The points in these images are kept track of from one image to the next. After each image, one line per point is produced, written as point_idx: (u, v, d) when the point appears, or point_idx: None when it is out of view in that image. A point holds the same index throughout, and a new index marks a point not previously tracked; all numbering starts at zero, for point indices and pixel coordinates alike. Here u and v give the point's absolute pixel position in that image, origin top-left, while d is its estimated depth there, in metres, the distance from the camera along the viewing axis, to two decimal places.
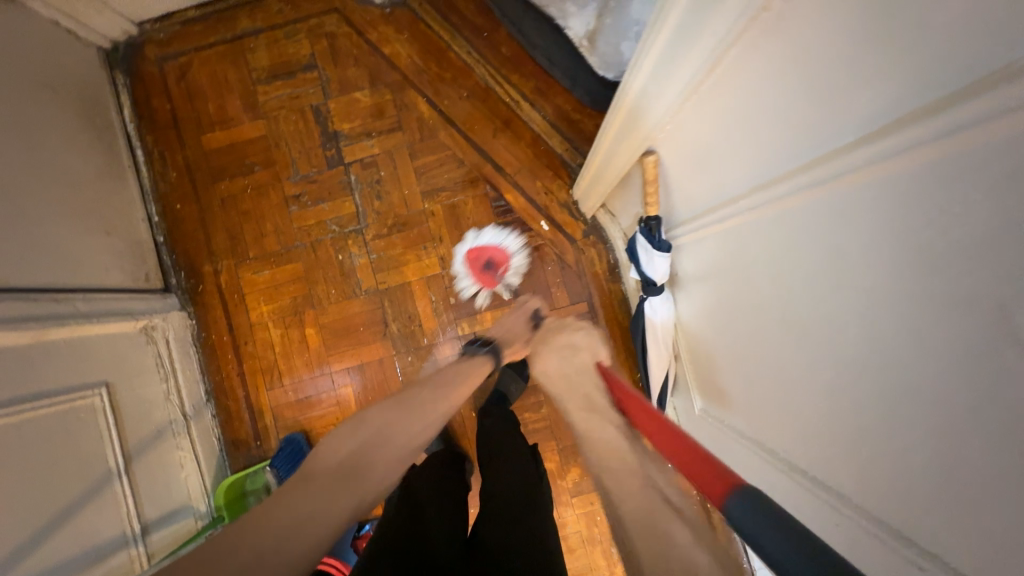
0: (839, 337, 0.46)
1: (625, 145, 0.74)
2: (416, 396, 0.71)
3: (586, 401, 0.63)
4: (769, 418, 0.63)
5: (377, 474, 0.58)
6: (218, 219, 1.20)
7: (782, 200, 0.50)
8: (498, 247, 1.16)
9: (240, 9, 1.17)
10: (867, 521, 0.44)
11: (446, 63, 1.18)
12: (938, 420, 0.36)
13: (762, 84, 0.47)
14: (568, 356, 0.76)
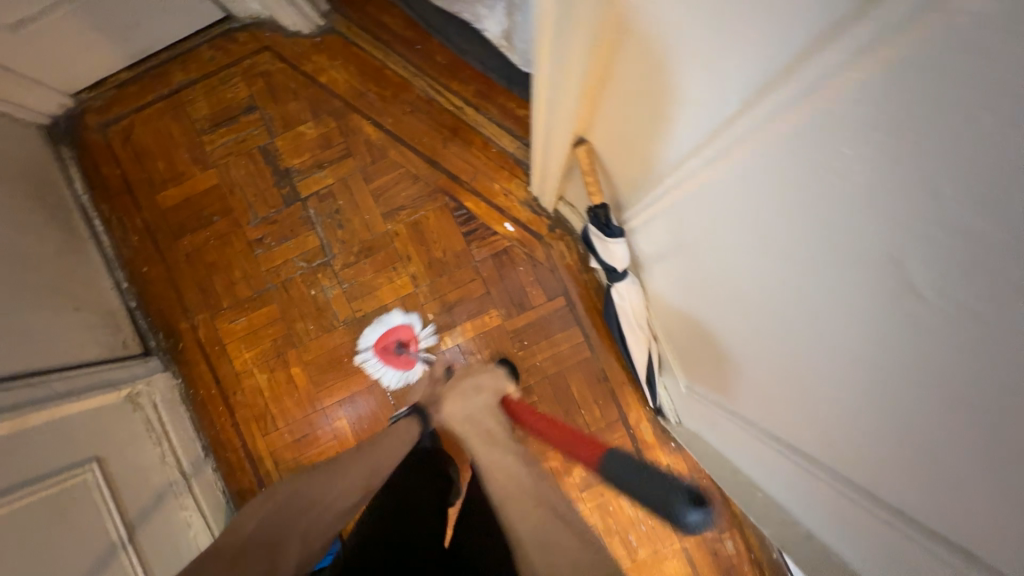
0: (788, 316, 0.41)
1: (551, 139, 0.68)
2: (343, 460, 0.68)
3: (484, 436, 0.62)
4: (747, 394, 0.58)
5: (288, 545, 0.53)
6: (186, 273, 1.16)
7: (707, 169, 0.43)
8: (402, 327, 1.10)
9: (170, 63, 1.16)
10: (878, 508, 0.39)
11: (384, 81, 1.14)
12: (931, 407, 0.29)
13: (665, 50, 0.40)
14: (469, 395, 0.72)
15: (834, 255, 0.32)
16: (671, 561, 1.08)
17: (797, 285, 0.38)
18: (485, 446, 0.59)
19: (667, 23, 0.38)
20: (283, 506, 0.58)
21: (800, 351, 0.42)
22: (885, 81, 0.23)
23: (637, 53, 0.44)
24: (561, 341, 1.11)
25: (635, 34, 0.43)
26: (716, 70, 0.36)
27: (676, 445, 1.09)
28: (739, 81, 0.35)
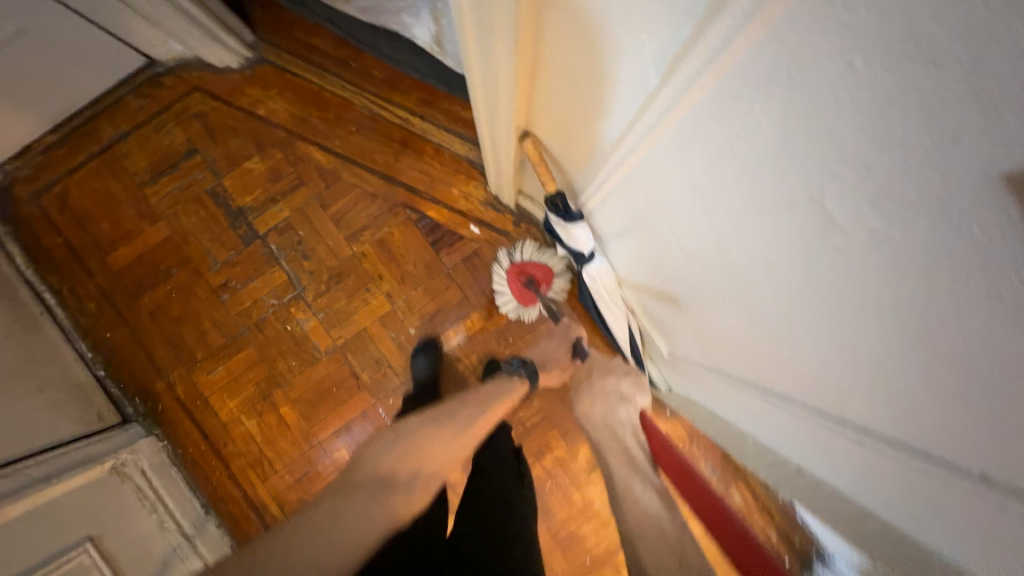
0: (743, 267, 0.43)
1: (497, 135, 0.69)
2: (452, 409, 0.78)
3: (626, 455, 0.75)
4: (720, 348, 0.61)
5: (414, 483, 0.64)
6: (152, 332, 1.12)
7: (645, 140, 0.45)
8: (543, 266, 1.04)
9: (97, 119, 1.12)
10: (853, 429, 0.41)
11: (324, 104, 1.12)
12: (878, 324, 0.31)
13: (586, 34, 0.42)
14: (614, 409, 0.85)
15: (770, 200, 0.34)
16: None
17: (745, 236, 0.40)
18: (627, 465, 0.72)
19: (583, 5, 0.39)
20: (407, 450, 0.67)
21: (757, 299, 0.44)
22: (781, 28, 0.26)
23: (560, 39, 0.46)
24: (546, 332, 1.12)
25: (555, 20, 0.44)
26: (633, 42, 0.38)
27: (671, 412, 1.13)
28: (655, 54, 0.36)
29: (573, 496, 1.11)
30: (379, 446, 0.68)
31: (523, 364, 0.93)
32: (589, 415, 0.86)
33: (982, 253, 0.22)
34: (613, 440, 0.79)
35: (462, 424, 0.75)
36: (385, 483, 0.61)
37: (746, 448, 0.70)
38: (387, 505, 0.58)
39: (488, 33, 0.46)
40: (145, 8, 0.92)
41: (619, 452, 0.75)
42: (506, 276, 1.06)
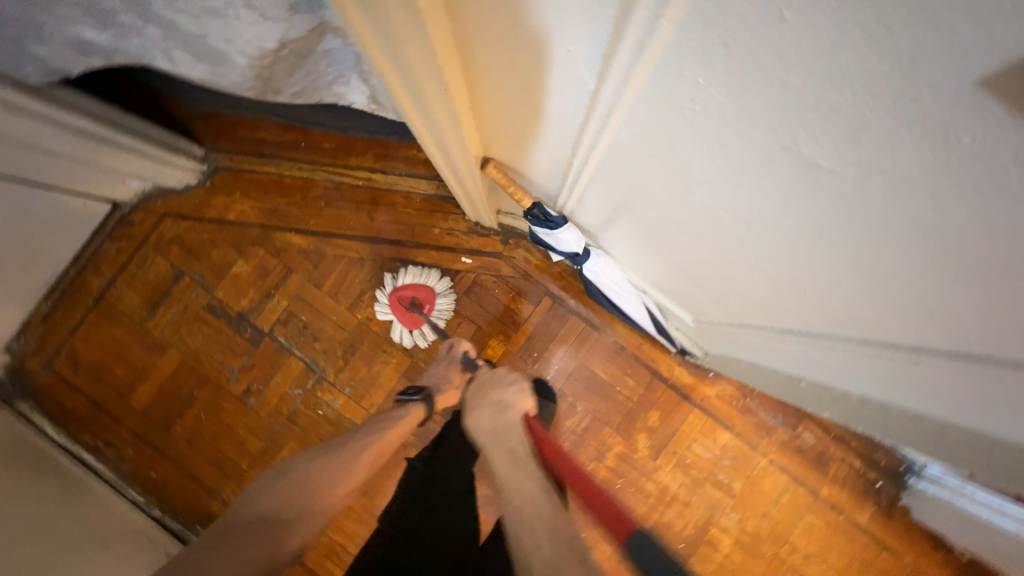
0: (741, 227, 0.42)
1: (459, 169, 0.69)
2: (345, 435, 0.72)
3: (507, 452, 0.56)
4: (744, 305, 0.59)
5: (295, 526, 0.58)
6: (194, 458, 1.12)
7: (603, 134, 0.45)
8: (421, 287, 1.09)
9: (82, 273, 1.14)
10: (905, 351, 0.40)
11: (288, 189, 1.14)
12: (897, 249, 0.30)
13: (512, 58, 0.42)
14: (498, 410, 0.65)
15: (747, 161, 0.34)
16: (764, 477, 1.10)
17: (732, 198, 0.39)
18: (522, 471, 0.52)
19: (498, 32, 0.39)
20: (291, 490, 0.61)
21: (765, 252, 0.43)
22: (699, 1, 0.25)
23: (489, 67, 0.46)
24: (567, 336, 1.11)
25: (477, 51, 0.44)
26: (560, 51, 0.37)
27: (714, 374, 1.11)
28: (583, 57, 0.36)
29: (646, 486, 1.10)
30: (262, 483, 0.61)
31: (417, 391, 0.84)
32: (472, 420, 0.65)
33: (982, 160, 0.21)
34: (493, 444, 0.58)
35: (354, 457, 0.69)
36: (257, 531, 0.55)
37: (802, 392, 0.68)
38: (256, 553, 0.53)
39: (419, 83, 0.46)
40: (93, 157, 0.94)
41: (508, 461, 0.54)
42: (388, 305, 1.08)
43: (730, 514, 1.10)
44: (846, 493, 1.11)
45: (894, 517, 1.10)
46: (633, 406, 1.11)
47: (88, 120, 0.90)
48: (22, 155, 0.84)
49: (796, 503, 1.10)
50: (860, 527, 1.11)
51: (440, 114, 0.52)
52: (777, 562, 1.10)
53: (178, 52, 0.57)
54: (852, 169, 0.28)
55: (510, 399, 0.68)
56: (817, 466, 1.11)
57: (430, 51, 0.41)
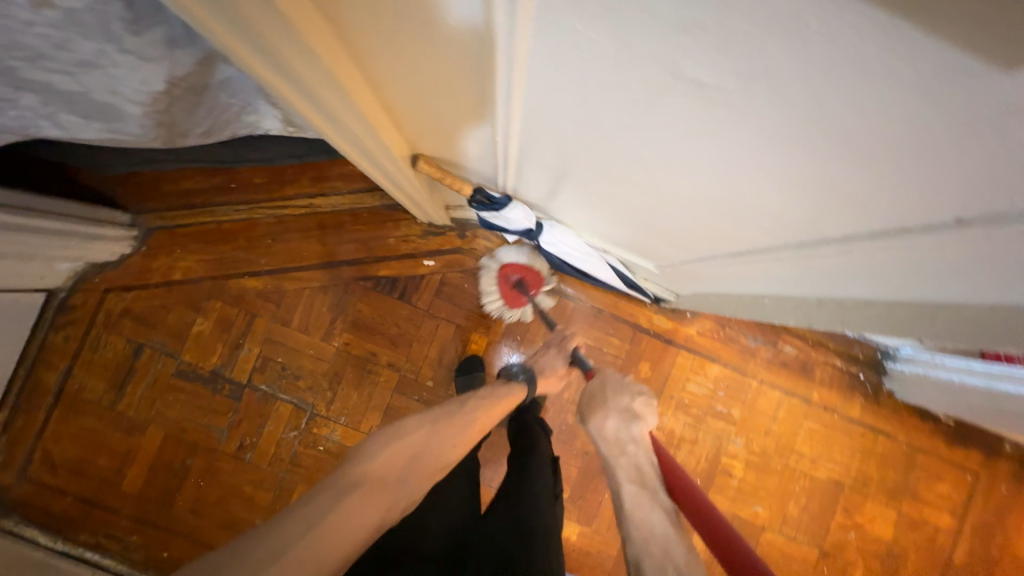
0: (665, 159, 0.43)
1: (391, 172, 0.68)
2: (442, 410, 0.66)
3: (634, 471, 0.64)
4: (692, 238, 0.61)
5: (399, 491, 0.53)
6: (205, 527, 1.08)
7: (514, 101, 0.45)
8: (534, 270, 1.05)
9: (32, 370, 1.06)
10: (833, 242, 0.42)
11: (230, 235, 1.10)
12: (794, 143, 0.32)
13: (400, 45, 0.42)
14: (627, 420, 0.71)
15: (644, 94, 0.35)
16: (759, 398, 1.15)
17: (647, 131, 0.40)
18: (638, 488, 0.62)
19: (377, 22, 0.39)
20: (397, 457, 0.55)
21: (693, 178, 0.44)
22: None
23: (377, 55, 0.45)
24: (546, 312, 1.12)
25: (359, 41, 0.43)
26: (432, 25, 0.37)
27: (691, 314, 1.15)
28: (464, 26, 0.36)
29: (653, 435, 1.13)
30: (373, 442, 0.56)
31: (523, 369, 0.85)
32: (599, 425, 0.71)
33: (834, 37, 0.22)
34: (623, 460, 0.66)
35: (461, 428, 0.65)
36: (380, 484, 0.51)
37: (766, 309, 0.71)
38: (359, 523, 0.47)
39: (309, 86, 0.45)
40: (42, 250, 0.94)
41: (638, 491, 0.61)
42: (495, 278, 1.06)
43: (736, 440, 1.15)
44: (834, 392, 1.17)
45: (881, 403, 1.18)
46: (623, 363, 1.13)
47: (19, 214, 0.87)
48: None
49: (793, 413, 1.16)
50: (854, 420, 1.17)
51: (345, 115, 0.52)
52: (789, 472, 1.16)
53: (64, 115, 0.53)
54: (735, 79, 0.29)
55: (638, 408, 0.73)
56: (803, 374, 1.17)
57: (305, 50, 0.40)
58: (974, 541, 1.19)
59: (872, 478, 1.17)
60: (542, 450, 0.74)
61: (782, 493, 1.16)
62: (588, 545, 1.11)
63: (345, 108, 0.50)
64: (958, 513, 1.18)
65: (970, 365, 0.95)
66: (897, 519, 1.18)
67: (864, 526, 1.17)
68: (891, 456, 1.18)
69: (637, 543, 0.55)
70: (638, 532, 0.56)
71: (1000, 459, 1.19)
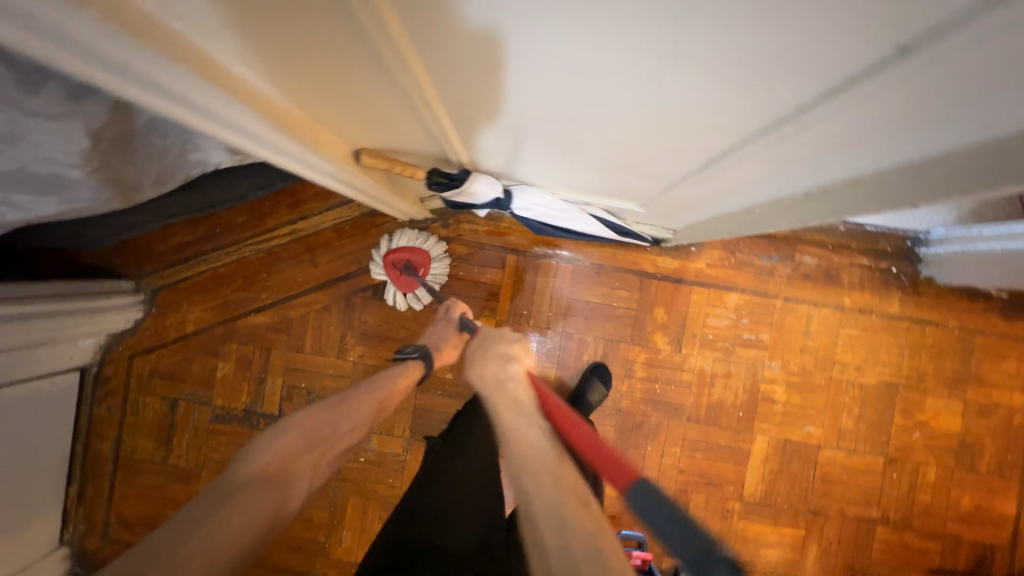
0: (592, 76, 0.39)
1: (339, 175, 0.67)
2: (336, 399, 0.70)
3: (511, 402, 0.55)
4: (653, 158, 0.57)
5: (296, 482, 0.56)
6: (275, 554, 1.13)
7: (413, 70, 0.42)
8: (417, 250, 1.05)
9: (89, 444, 1.13)
10: (783, 118, 0.38)
11: (227, 278, 1.13)
12: (696, 20, 0.29)
13: (281, 52, 0.40)
14: (504, 361, 0.61)
15: (529, 18, 0.32)
16: (787, 316, 1.10)
17: (561, 48, 0.36)
18: (518, 417, 0.53)
19: (247, 38, 0.37)
20: (289, 449, 0.58)
21: (630, 88, 0.40)
22: None
23: (269, 64, 0.42)
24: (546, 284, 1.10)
25: (245, 56, 0.40)
26: (301, 14, 0.34)
27: (696, 247, 1.10)
28: (329, 15, 0.34)
29: (683, 377, 1.10)
30: (258, 444, 0.57)
31: (416, 348, 0.87)
32: (479, 371, 0.61)
33: None
34: (501, 396, 0.56)
35: (356, 409, 0.70)
36: (274, 476, 0.54)
37: (757, 220, 0.66)
38: (256, 514, 0.49)
39: (214, 117, 0.43)
40: (71, 331, 1.00)
41: (513, 415, 0.53)
42: (382, 267, 1.05)
43: (772, 364, 1.10)
44: (867, 292, 1.10)
45: (922, 291, 1.10)
46: (636, 313, 1.10)
47: (49, 300, 0.92)
48: (27, 352, 0.93)
49: (826, 324, 1.10)
50: (895, 316, 1.10)
51: (266, 134, 0.50)
52: (835, 384, 1.10)
53: (17, 195, 0.54)
54: None
55: (514, 352, 0.64)
56: (829, 281, 1.10)
57: (194, 85, 0.38)
58: None
59: (927, 372, 1.10)
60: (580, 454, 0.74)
61: (833, 407, 1.10)
62: None
63: (262, 126, 0.48)
64: None
65: (1010, 230, 0.87)
66: (964, 409, 1.10)
67: (928, 423, 1.10)
68: (945, 345, 1.10)
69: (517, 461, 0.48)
70: (518, 454, 0.48)
71: None
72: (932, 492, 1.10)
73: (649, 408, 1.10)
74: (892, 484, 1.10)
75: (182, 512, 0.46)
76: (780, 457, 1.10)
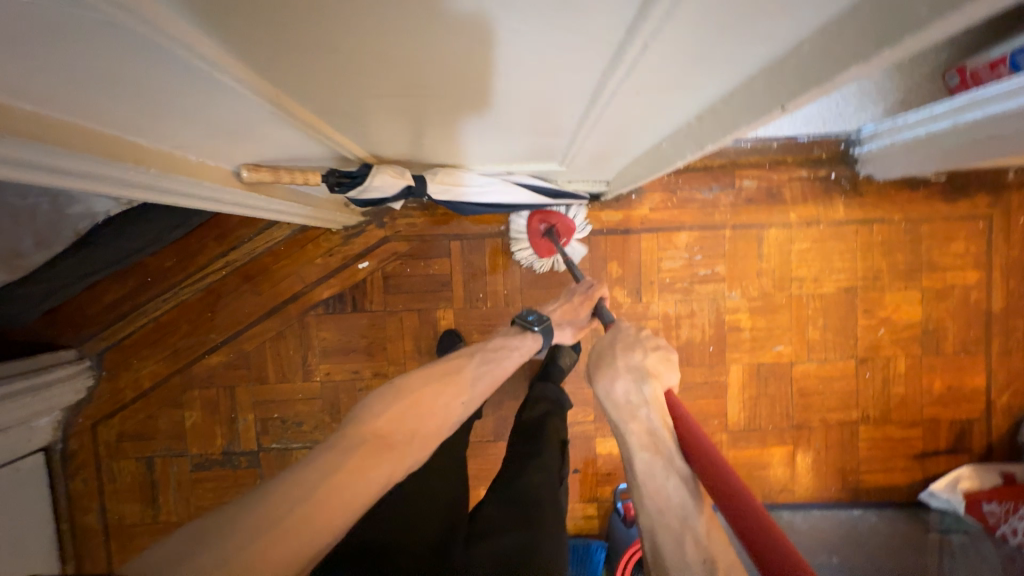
0: (427, 20, 0.35)
1: (222, 196, 0.60)
2: (454, 365, 0.66)
3: (648, 437, 0.48)
4: (538, 111, 0.55)
5: (406, 452, 0.53)
6: None
7: (243, 70, 0.39)
8: (566, 219, 1.00)
9: (73, 521, 1.10)
10: (625, 39, 0.36)
11: (172, 325, 1.09)
12: None
13: (97, 91, 0.36)
14: (639, 380, 0.54)
15: None
16: (739, 244, 1.10)
17: (372, 8, 0.33)
18: (654, 454, 0.47)
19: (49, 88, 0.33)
20: (399, 415, 0.55)
21: (486, 22, 0.35)
22: None
23: (58, 89, 0.34)
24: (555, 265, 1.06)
25: (42, 101, 0.34)
26: (58, 36, 0.28)
27: (636, 195, 1.08)
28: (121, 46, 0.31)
29: (649, 325, 1.10)
30: (373, 403, 0.56)
31: (540, 320, 0.80)
32: (606, 386, 0.56)
33: None
34: (634, 423, 0.50)
35: (470, 383, 0.65)
36: (384, 444, 0.51)
37: (665, 155, 0.64)
38: (365, 484, 0.46)
39: (54, 175, 0.39)
40: (18, 414, 0.93)
41: (650, 457, 0.47)
42: (525, 225, 1.00)
43: (732, 294, 1.11)
44: (811, 204, 1.10)
45: (863, 192, 1.10)
46: (591, 272, 1.09)
47: None
48: None
49: (777, 243, 1.10)
50: (842, 222, 1.10)
51: (99, 169, 0.42)
52: (796, 300, 1.11)
53: None
54: None
55: (650, 365, 0.57)
56: (773, 201, 1.09)
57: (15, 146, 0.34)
58: (1012, 284, 1.12)
59: (882, 270, 1.12)
60: (548, 436, 0.80)
61: (798, 322, 1.12)
62: None
63: (89, 162, 0.40)
64: (983, 264, 1.12)
65: (934, 113, 0.87)
66: (922, 297, 1.13)
67: (891, 318, 1.13)
68: (894, 240, 1.11)
69: (652, 514, 0.44)
70: (652, 505, 0.44)
71: (1010, 193, 1.10)
72: (905, 383, 1.14)
73: None
74: (867, 384, 1.13)
75: (295, 467, 0.45)
76: (756, 381, 1.12)
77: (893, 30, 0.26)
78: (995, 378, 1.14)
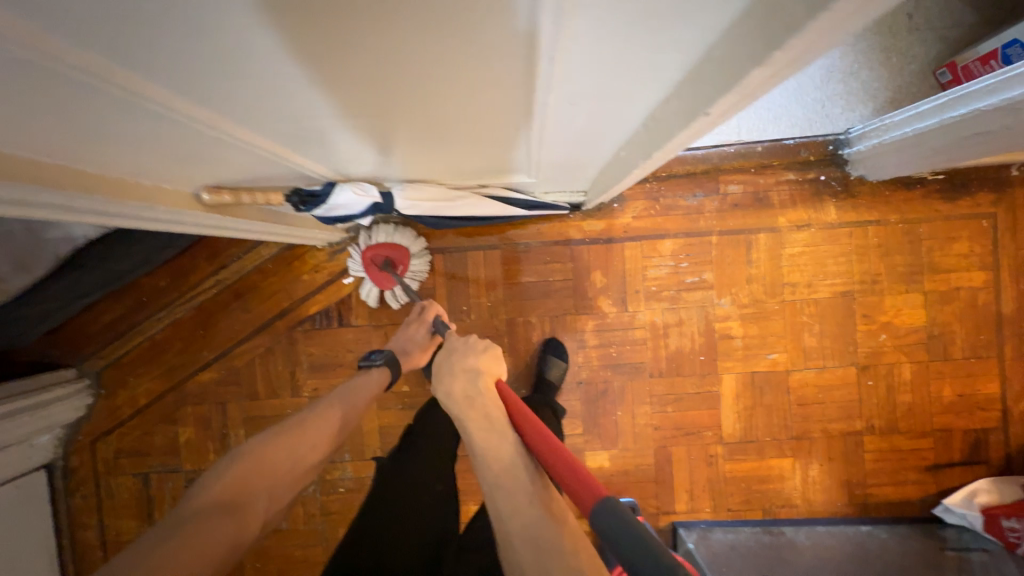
0: (352, 51, 0.36)
1: (183, 219, 0.62)
2: (297, 416, 0.67)
3: (481, 420, 0.50)
4: (492, 128, 0.56)
5: (253, 507, 0.54)
6: None
7: (193, 110, 0.41)
8: (396, 247, 1.02)
9: (73, 536, 1.13)
10: (544, 56, 0.37)
11: (166, 343, 1.12)
12: None
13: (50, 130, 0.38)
14: (470, 370, 0.56)
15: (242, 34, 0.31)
16: (727, 250, 1.07)
17: (300, 50, 0.35)
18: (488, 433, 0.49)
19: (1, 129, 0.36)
20: (244, 472, 0.56)
21: (412, 43, 0.36)
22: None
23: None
24: (421, 278, 1.07)
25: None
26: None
27: (618, 203, 1.07)
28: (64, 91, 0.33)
29: (635, 334, 1.08)
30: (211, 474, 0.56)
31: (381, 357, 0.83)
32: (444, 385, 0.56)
33: None
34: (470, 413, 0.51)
35: (318, 424, 0.67)
36: (223, 507, 0.51)
37: (625, 163, 0.65)
38: (206, 547, 0.47)
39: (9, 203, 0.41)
40: (18, 432, 0.96)
41: (489, 433, 0.49)
42: (360, 262, 1.01)
43: (721, 301, 1.08)
44: (801, 207, 1.07)
45: (856, 193, 1.06)
46: (574, 282, 1.08)
47: None
48: None
49: (767, 248, 1.07)
50: (835, 224, 1.07)
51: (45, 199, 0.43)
52: (789, 306, 1.08)
53: None
54: None
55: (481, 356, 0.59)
56: (761, 205, 1.07)
57: None
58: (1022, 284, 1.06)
59: (880, 272, 1.07)
60: None
61: (792, 329, 1.08)
62: (623, 464, 1.10)
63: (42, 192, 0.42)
64: (990, 264, 1.07)
65: (920, 109, 0.84)
66: (925, 300, 1.08)
67: (892, 323, 1.08)
68: (891, 241, 1.07)
69: (491, 478, 0.45)
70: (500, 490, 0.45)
71: (1015, 189, 1.05)
72: (911, 391, 1.08)
73: (609, 373, 1.09)
74: (869, 392, 1.08)
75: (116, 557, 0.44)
76: (751, 390, 1.09)
77: (800, 14, 0.25)
78: (1011, 384, 1.08)
